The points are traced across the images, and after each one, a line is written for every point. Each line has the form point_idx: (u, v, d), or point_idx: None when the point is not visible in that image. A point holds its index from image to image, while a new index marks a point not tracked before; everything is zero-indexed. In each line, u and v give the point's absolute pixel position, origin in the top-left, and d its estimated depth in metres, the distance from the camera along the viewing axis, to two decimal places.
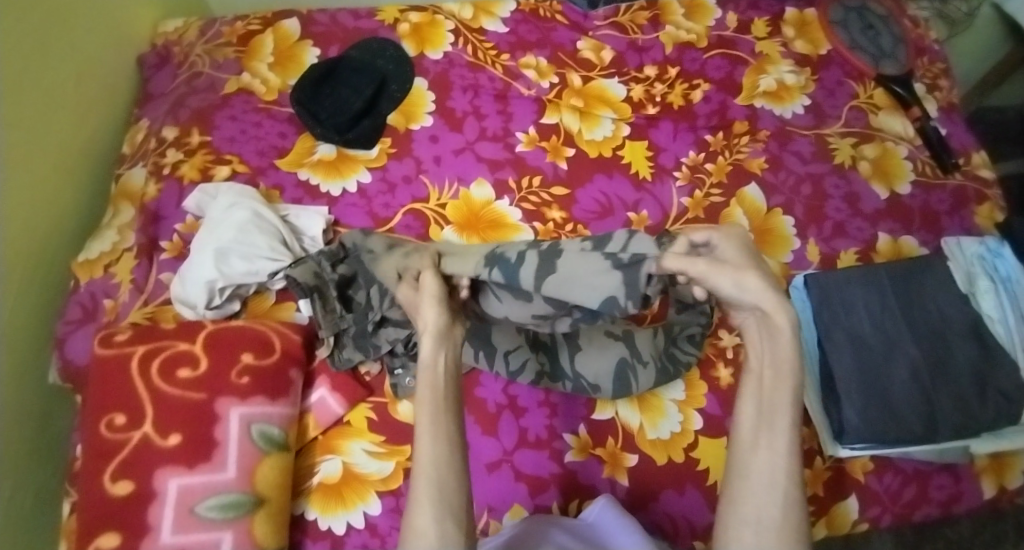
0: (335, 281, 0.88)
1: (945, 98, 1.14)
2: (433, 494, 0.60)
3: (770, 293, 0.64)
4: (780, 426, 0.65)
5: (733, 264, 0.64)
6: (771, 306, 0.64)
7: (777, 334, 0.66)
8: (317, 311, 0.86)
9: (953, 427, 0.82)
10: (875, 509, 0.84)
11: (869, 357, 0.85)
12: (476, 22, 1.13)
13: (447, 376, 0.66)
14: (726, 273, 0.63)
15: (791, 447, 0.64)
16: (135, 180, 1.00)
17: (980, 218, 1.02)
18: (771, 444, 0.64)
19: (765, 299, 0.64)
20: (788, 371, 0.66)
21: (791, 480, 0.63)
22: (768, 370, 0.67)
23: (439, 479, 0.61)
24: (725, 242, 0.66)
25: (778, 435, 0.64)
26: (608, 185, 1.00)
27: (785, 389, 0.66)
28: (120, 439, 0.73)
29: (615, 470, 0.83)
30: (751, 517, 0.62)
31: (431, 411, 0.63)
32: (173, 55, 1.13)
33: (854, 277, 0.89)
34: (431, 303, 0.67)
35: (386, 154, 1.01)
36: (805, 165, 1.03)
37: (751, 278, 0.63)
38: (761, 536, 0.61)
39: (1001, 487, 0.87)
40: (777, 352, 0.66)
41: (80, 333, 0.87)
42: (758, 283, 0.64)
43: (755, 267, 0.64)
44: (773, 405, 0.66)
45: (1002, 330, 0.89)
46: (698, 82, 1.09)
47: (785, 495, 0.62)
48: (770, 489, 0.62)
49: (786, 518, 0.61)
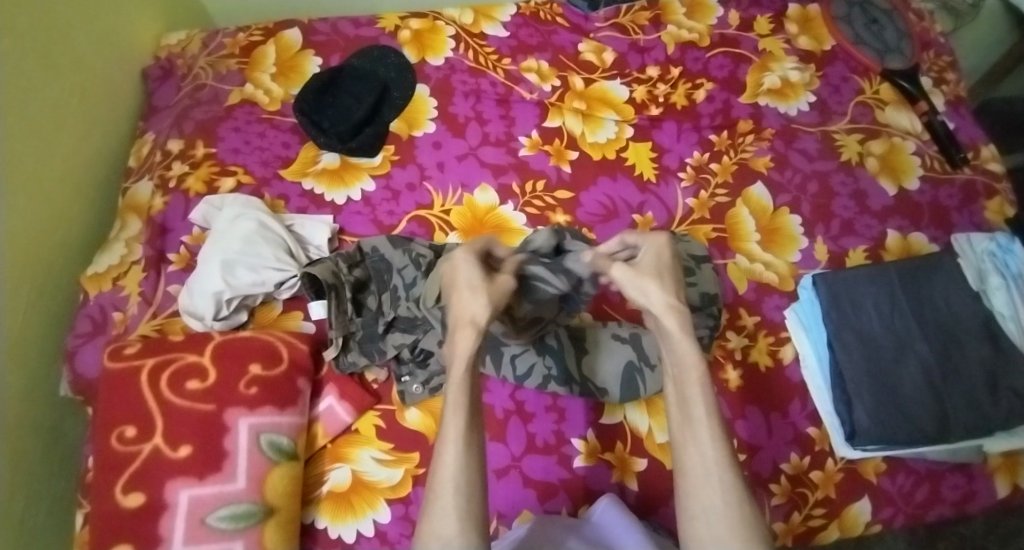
0: (351, 282, 0.89)
1: (952, 92, 1.12)
2: (458, 505, 0.62)
3: (663, 299, 0.70)
4: (698, 417, 0.65)
5: (637, 273, 0.73)
6: (660, 311, 0.70)
7: (671, 337, 0.69)
8: (331, 309, 0.86)
9: (965, 425, 0.81)
10: (887, 510, 0.83)
11: (878, 357, 0.85)
12: (477, 27, 1.13)
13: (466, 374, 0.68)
14: (630, 280, 0.73)
15: (716, 436, 0.64)
16: (142, 194, 1.00)
17: (990, 213, 1.00)
18: (696, 437, 0.64)
19: (658, 300, 0.70)
20: (690, 365, 0.67)
21: (723, 468, 0.62)
22: (670, 365, 0.69)
23: (465, 489, 0.63)
24: (644, 249, 0.76)
25: (700, 426, 0.65)
26: (613, 187, 1.00)
27: (693, 380, 0.67)
28: (130, 451, 0.74)
29: (624, 475, 0.82)
30: (698, 512, 0.62)
31: (460, 421, 0.65)
32: (176, 68, 1.14)
33: (861, 275, 0.89)
34: (481, 296, 0.71)
35: (389, 161, 1.01)
36: (811, 163, 1.02)
37: (653, 285, 0.71)
38: (712, 528, 0.61)
39: (1016, 486, 0.85)
40: (675, 350, 0.69)
41: (90, 346, 0.87)
42: (656, 290, 0.71)
43: (657, 276, 0.72)
44: (686, 400, 0.66)
45: (1014, 327, 0.86)
46: (701, 82, 1.09)
47: (720, 482, 0.62)
48: (704, 480, 0.62)
49: (730, 508, 0.61)
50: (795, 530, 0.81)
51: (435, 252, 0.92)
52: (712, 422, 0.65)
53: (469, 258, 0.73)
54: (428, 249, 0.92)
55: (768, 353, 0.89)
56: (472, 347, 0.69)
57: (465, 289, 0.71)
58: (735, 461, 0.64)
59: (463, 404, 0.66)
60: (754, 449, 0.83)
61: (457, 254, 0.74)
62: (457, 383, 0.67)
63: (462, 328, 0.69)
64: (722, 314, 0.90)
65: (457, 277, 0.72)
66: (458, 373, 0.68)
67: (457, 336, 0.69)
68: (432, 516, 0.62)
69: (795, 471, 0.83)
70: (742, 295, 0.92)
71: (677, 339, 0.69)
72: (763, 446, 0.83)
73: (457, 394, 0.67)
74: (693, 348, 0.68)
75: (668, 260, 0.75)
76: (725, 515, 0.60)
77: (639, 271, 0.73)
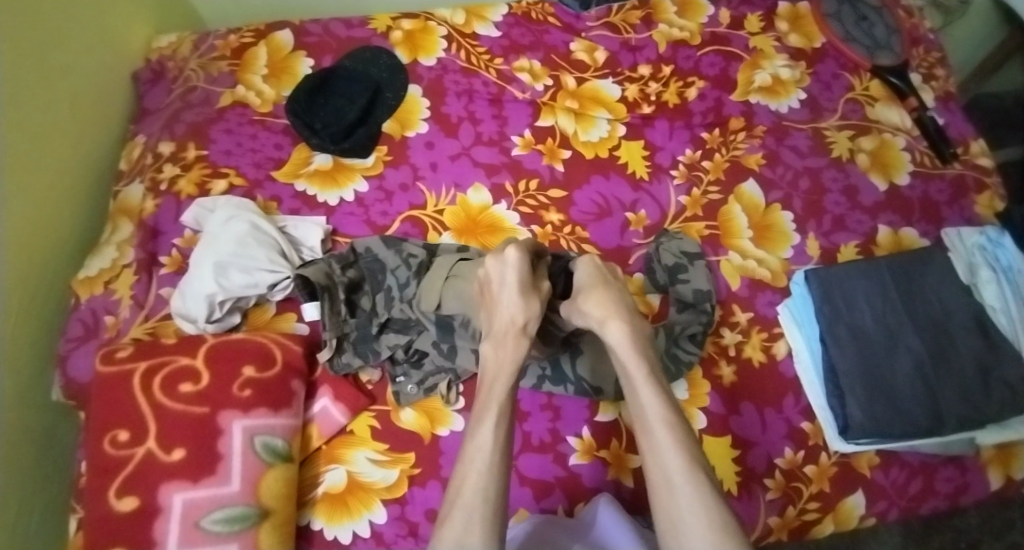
0: (344, 283, 0.89)
1: (942, 88, 1.13)
2: (483, 515, 0.62)
3: (598, 311, 0.74)
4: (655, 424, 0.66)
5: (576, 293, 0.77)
6: (600, 324, 0.74)
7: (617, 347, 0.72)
8: (325, 310, 0.87)
9: (959, 418, 0.81)
10: (882, 503, 0.83)
11: (871, 351, 0.85)
12: (468, 27, 1.13)
13: (507, 370, 0.71)
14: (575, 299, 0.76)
15: (679, 441, 0.65)
16: (133, 196, 0.99)
17: (981, 207, 1.01)
18: (653, 448, 0.65)
19: (593, 316, 0.74)
20: (636, 376, 0.69)
21: (687, 476, 0.63)
22: (621, 378, 0.71)
23: (492, 503, 0.63)
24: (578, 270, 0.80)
25: (658, 434, 0.65)
26: (605, 186, 1.00)
27: (637, 387, 0.68)
28: (124, 455, 0.73)
29: (620, 471, 0.82)
30: (667, 524, 0.62)
31: (496, 421, 0.67)
32: (167, 70, 1.13)
33: (853, 270, 0.89)
34: (533, 301, 0.75)
35: (382, 161, 1.01)
36: (802, 159, 1.02)
37: (593, 298, 0.75)
38: (679, 535, 0.61)
39: (1009, 478, 0.85)
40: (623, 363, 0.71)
41: (82, 350, 0.87)
42: (591, 305, 0.75)
43: (591, 290, 0.76)
44: (640, 411, 0.67)
45: (1005, 320, 0.87)
46: (693, 80, 1.09)
47: (683, 489, 0.62)
48: (666, 489, 0.63)
49: (699, 514, 0.61)
50: (790, 524, 0.82)
51: (428, 253, 0.92)
52: (669, 431, 0.65)
53: (523, 257, 0.76)
54: (422, 249, 0.92)
55: (762, 348, 0.89)
56: (520, 358, 0.72)
57: (521, 293, 0.75)
58: (699, 466, 0.64)
59: (500, 419, 0.68)
60: (750, 445, 0.83)
61: (509, 252, 0.76)
62: (500, 397, 0.69)
63: (513, 340, 0.73)
64: (716, 310, 0.90)
65: (506, 278, 0.76)
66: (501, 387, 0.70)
67: (500, 347, 0.73)
68: (450, 523, 0.62)
69: (789, 466, 0.83)
70: (735, 291, 0.93)
71: (625, 350, 0.72)
72: (757, 441, 0.84)
73: (501, 405, 0.69)
74: (640, 357, 0.70)
75: (602, 274, 0.78)
76: (695, 523, 0.60)
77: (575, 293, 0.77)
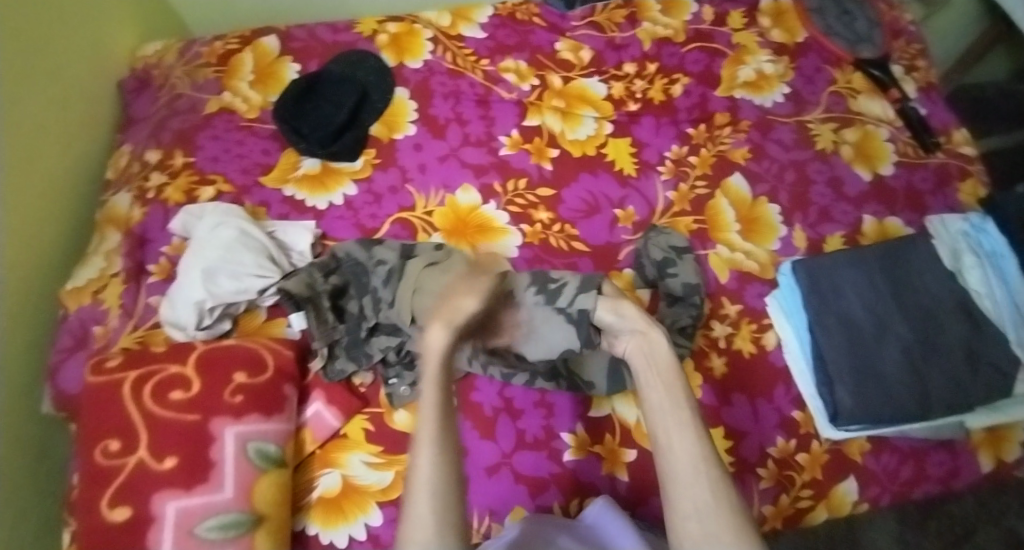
0: (328, 291, 0.89)
1: (924, 79, 1.14)
2: (434, 511, 0.64)
3: (643, 317, 0.74)
4: (683, 418, 0.68)
5: (611, 299, 0.78)
6: (644, 327, 0.74)
7: (654, 344, 0.73)
8: (311, 320, 0.87)
9: (947, 403, 0.82)
10: (874, 489, 0.84)
11: (860, 340, 0.86)
12: (454, 29, 1.13)
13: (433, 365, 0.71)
14: (608, 306, 0.77)
15: (700, 435, 0.67)
16: (121, 205, 0.99)
17: (965, 195, 1.02)
18: (681, 436, 0.67)
19: (635, 322, 0.75)
20: (671, 369, 0.71)
21: (713, 467, 0.65)
22: (649, 372, 0.72)
23: (444, 495, 0.65)
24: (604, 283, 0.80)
25: (685, 430, 0.67)
26: (593, 183, 1.00)
27: (677, 386, 0.70)
28: (115, 464, 0.73)
29: (613, 466, 0.83)
30: (691, 512, 0.63)
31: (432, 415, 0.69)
32: (152, 79, 1.13)
33: (839, 259, 0.90)
34: (467, 300, 0.74)
35: (370, 164, 1.02)
36: (787, 152, 1.03)
37: (629, 307, 0.76)
38: (704, 526, 0.62)
39: (1000, 460, 0.86)
40: (656, 354, 0.73)
41: (73, 360, 0.86)
42: (629, 311, 0.76)
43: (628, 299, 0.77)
44: (671, 401, 0.69)
45: (990, 304, 0.88)
46: (678, 77, 1.10)
47: (709, 479, 0.64)
48: (693, 478, 0.64)
49: (720, 501, 0.63)
50: (784, 512, 0.82)
51: (402, 255, 0.90)
52: (695, 422, 0.68)
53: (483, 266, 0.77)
54: (393, 253, 0.90)
55: (752, 340, 0.90)
56: (442, 348, 0.71)
57: (470, 292, 0.75)
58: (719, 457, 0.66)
59: (440, 411, 0.69)
60: (742, 435, 0.84)
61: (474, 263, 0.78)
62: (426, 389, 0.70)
63: (440, 323, 0.72)
64: (705, 303, 0.91)
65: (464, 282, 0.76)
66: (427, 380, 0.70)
67: (430, 330, 0.72)
68: (409, 522, 0.65)
69: (782, 455, 0.84)
70: (724, 284, 0.93)
71: (659, 346, 0.73)
72: (749, 431, 0.84)
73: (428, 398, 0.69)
74: (670, 352, 0.72)
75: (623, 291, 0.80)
76: (721, 515, 0.62)
77: (613, 297, 0.78)
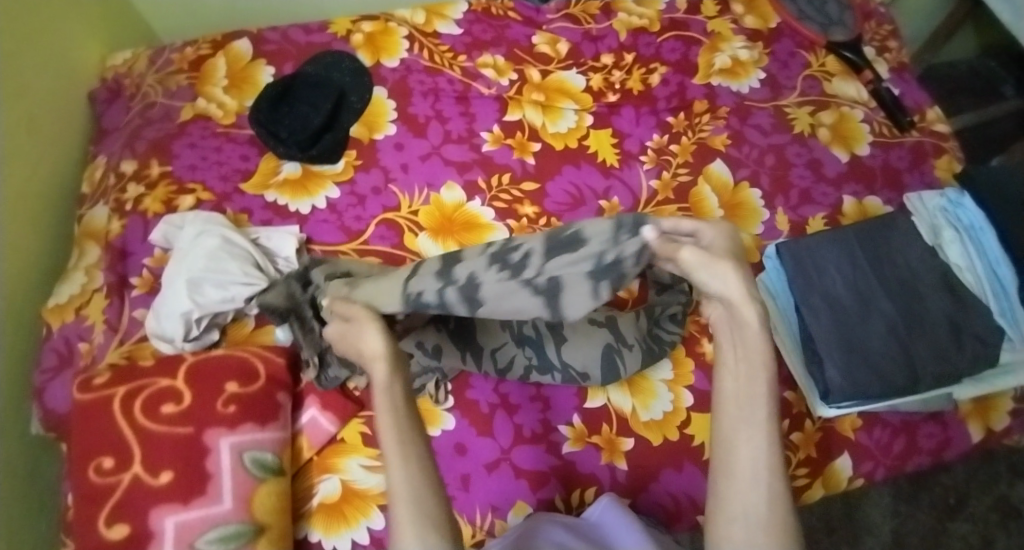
0: (310, 299, 0.85)
1: (895, 59, 1.16)
2: (413, 515, 0.58)
3: (742, 285, 0.56)
4: (757, 417, 0.58)
5: (710, 252, 0.56)
6: (738, 299, 0.56)
7: (745, 327, 0.57)
8: (297, 332, 0.84)
9: (934, 375, 0.84)
10: (869, 464, 0.87)
11: (846, 318, 0.87)
12: (429, 26, 1.13)
13: (395, 397, 0.60)
14: (703, 263, 0.55)
15: (773, 440, 0.57)
16: (99, 219, 0.97)
17: (940, 171, 1.04)
18: (749, 437, 0.57)
19: (731, 290, 0.56)
20: (759, 359, 0.58)
21: (774, 473, 0.56)
22: (733, 353, 0.59)
23: (418, 506, 0.58)
24: (711, 232, 0.58)
25: (757, 429, 0.57)
26: (577, 175, 1.01)
27: (761, 377, 0.57)
28: (109, 483, 0.72)
29: (612, 455, 0.83)
30: (738, 515, 0.56)
31: (394, 430, 0.59)
32: (124, 88, 1.11)
33: (823, 240, 0.91)
34: (372, 328, 0.61)
35: (352, 166, 1.00)
36: (766, 137, 1.04)
37: (726, 267, 0.56)
38: (749, 534, 0.55)
39: (989, 429, 0.90)
40: (745, 342, 0.57)
41: (58, 380, 0.85)
42: (735, 277, 0.56)
43: (732, 256, 0.56)
44: (744, 393, 0.58)
45: (971, 277, 0.90)
46: (655, 66, 1.10)
47: (768, 486, 0.56)
48: (751, 483, 0.56)
49: (773, 512, 0.56)
50: None
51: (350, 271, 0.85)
52: (771, 424, 0.57)
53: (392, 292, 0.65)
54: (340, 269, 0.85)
55: None
56: (390, 384, 0.60)
57: (370, 320, 0.62)
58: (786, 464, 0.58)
59: (395, 425, 0.59)
60: None
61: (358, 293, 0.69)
62: (385, 411, 0.59)
63: (381, 360, 0.60)
64: None
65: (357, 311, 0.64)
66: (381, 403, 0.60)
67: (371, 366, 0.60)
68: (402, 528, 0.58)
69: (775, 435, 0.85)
70: None
71: (754, 326, 0.57)
72: None
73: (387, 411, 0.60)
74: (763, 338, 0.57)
75: (736, 244, 0.58)
76: (768, 522, 0.56)
77: (712, 251, 0.56)
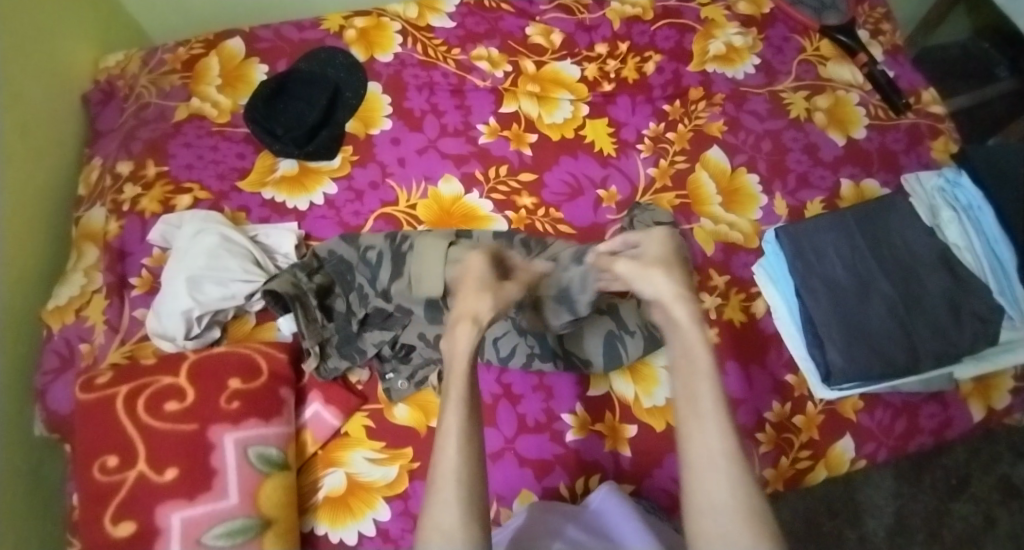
0: (314, 289, 0.86)
1: (889, 42, 1.16)
2: (460, 495, 0.62)
3: (674, 287, 0.72)
4: (706, 409, 0.66)
5: (647, 262, 0.74)
6: (669, 299, 0.72)
7: (680, 326, 0.71)
8: (299, 320, 0.83)
9: (934, 354, 0.84)
10: (871, 445, 0.87)
11: (846, 299, 0.87)
12: (422, 20, 1.12)
13: (462, 360, 0.70)
14: (635, 273, 0.73)
15: (725, 429, 0.65)
16: (95, 220, 0.97)
17: (936, 152, 1.04)
18: (702, 429, 0.64)
19: (665, 288, 0.72)
20: (699, 355, 0.68)
21: (730, 458, 0.63)
22: (678, 353, 0.70)
23: (462, 480, 0.63)
24: (647, 242, 0.77)
25: (707, 419, 0.65)
26: (575, 165, 1.01)
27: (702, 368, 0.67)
28: (115, 480, 0.72)
29: (616, 442, 0.84)
30: (705, 506, 0.62)
31: (461, 408, 0.67)
32: (117, 89, 1.11)
33: (821, 224, 0.91)
34: (487, 294, 0.73)
35: (349, 161, 1.00)
36: (762, 123, 1.04)
37: (659, 276, 0.73)
38: (720, 524, 0.60)
39: (990, 408, 0.90)
40: (686, 339, 0.70)
41: (60, 381, 0.84)
42: (665, 278, 0.73)
43: (665, 266, 0.74)
44: (693, 390, 0.67)
45: (971, 257, 0.90)
46: (650, 55, 1.10)
47: (728, 472, 0.62)
48: (710, 467, 0.63)
49: (736, 495, 0.61)
50: (785, 474, 0.85)
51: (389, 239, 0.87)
52: (719, 412, 0.65)
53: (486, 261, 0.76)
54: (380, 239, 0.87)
55: (741, 309, 0.92)
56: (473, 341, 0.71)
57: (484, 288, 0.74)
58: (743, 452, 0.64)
59: (465, 397, 0.68)
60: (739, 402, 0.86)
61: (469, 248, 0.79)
62: (459, 380, 0.69)
63: (466, 322, 0.72)
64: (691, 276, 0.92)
65: (470, 273, 0.75)
66: (459, 367, 0.70)
67: (458, 327, 0.72)
68: (433, 510, 0.62)
69: (778, 418, 0.86)
70: (710, 256, 0.94)
71: (687, 327, 0.70)
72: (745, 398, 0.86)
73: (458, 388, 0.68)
74: (702, 336, 0.69)
75: (670, 254, 0.76)
76: (732, 504, 0.61)
77: (646, 262, 0.74)
